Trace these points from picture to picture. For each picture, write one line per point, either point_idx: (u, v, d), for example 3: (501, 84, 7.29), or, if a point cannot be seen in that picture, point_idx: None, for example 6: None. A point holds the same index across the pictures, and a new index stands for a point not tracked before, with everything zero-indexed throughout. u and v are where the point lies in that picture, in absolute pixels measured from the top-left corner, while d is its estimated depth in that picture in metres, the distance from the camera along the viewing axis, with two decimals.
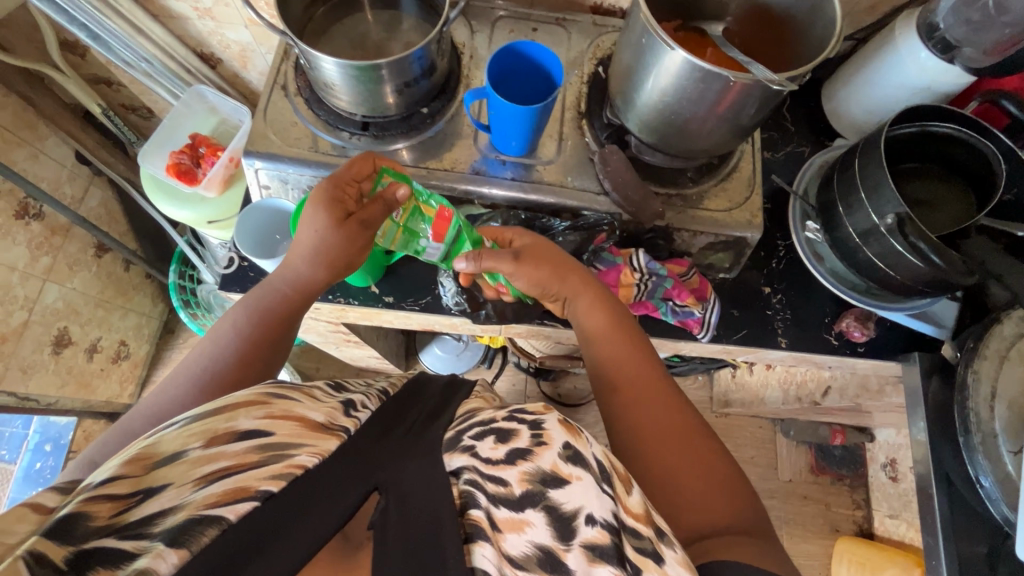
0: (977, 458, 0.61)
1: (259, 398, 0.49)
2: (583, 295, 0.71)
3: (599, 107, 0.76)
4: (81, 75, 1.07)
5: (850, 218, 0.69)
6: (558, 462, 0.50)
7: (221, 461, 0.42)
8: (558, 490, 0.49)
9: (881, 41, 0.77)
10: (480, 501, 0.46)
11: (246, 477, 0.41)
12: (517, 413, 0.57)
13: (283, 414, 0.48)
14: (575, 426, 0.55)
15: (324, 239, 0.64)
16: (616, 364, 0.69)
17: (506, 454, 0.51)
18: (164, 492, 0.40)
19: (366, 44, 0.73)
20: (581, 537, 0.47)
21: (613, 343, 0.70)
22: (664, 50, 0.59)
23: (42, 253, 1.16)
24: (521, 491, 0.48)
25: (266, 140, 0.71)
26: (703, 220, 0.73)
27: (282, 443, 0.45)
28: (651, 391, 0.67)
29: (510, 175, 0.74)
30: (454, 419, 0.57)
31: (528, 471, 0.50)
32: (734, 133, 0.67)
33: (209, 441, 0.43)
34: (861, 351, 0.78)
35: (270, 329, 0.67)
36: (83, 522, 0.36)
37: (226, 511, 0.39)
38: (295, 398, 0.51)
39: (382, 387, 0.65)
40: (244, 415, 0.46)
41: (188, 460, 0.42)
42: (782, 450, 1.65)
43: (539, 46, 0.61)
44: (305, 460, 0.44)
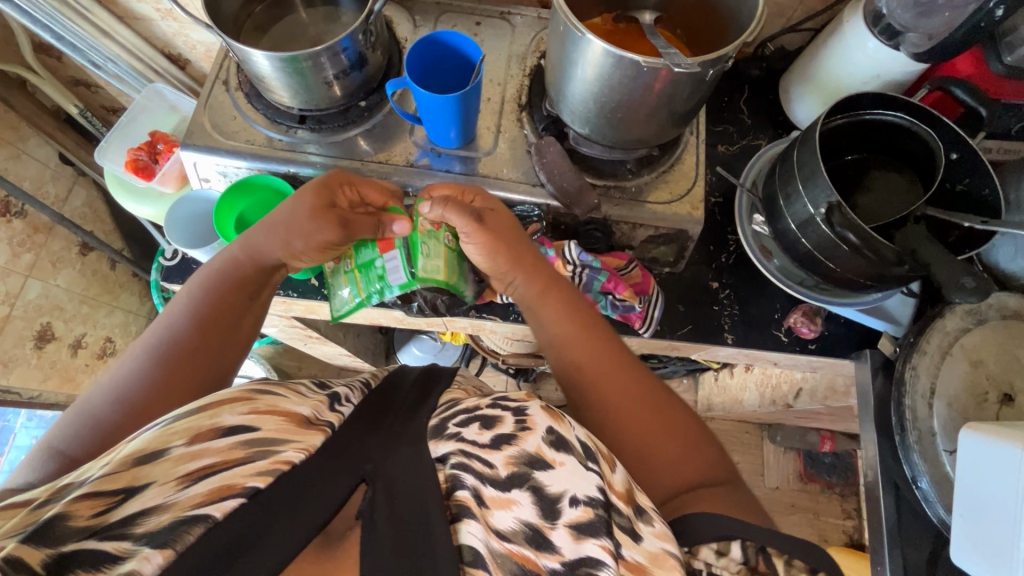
0: (913, 458, 0.59)
1: (242, 394, 0.49)
2: (533, 278, 0.68)
3: (540, 100, 0.76)
4: (60, 78, 1.11)
5: (789, 210, 0.66)
6: (542, 447, 0.50)
7: (205, 459, 0.43)
8: (544, 472, 0.49)
9: (831, 30, 0.75)
10: (466, 482, 0.47)
11: (231, 475, 0.42)
12: (499, 400, 0.55)
13: (267, 410, 0.48)
14: (559, 411, 0.54)
15: (297, 217, 0.64)
16: (581, 349, 0.66)
17: (492, 439, 0.50)
18: (147, 491, 0.41)
19: (305, 40, 0.74)
20: (566, 518, 0.47)
21: (571, 333, 0.67)
22: (580, 39, 0.59)
23: (24, 250, 1.20)
24: (506, 474, 0.48)
25: (204, 133, 0.72)
26: (644, 214, 0.72)
27: (267, 439, 0.46)
28: (612, 375, 0.64)
29: (449, 167, 0.74)
30: (436, 408, 0.55)
31: (513, 456, 0.49)
32: (668, 121, 0.66)
33: (192, 439, 0.44)
34: (811, 349, 0.75)
35: (231, 295, 0.65)
36: (61, 523, 0.37)
37: (212, 509, 0.40)
38: (279, 395, 0.51)
39: (363, 380, 0.65)
40: (228, 412, 0.47)
41: (172, 458, 0.42)
42: (769, 456, 1.60)
43: (461, 36, 0.61)
44: (292, 456, 0.45)
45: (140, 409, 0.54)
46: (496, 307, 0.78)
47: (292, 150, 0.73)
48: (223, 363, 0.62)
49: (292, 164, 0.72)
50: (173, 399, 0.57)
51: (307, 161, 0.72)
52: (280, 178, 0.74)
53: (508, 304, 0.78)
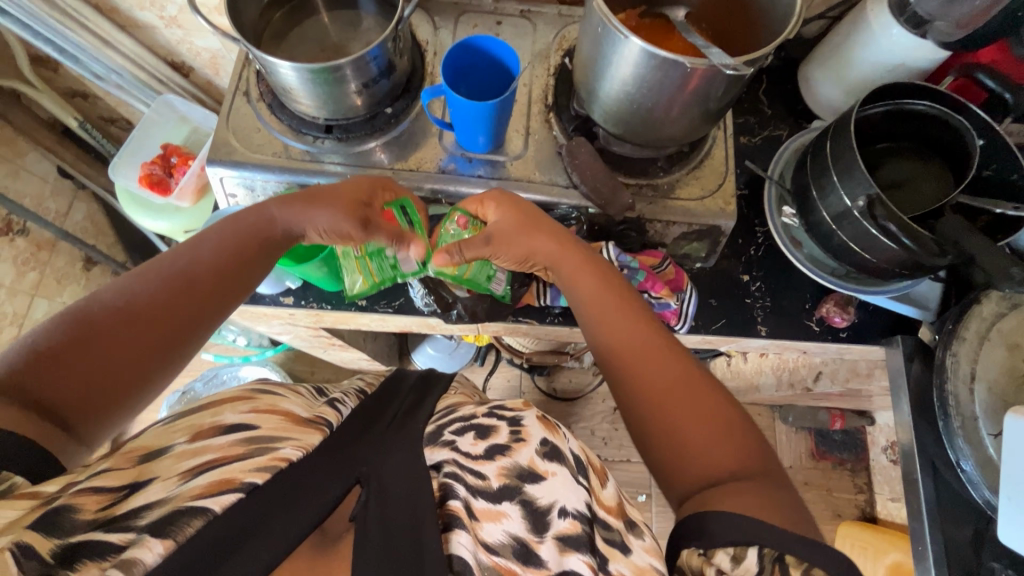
0: (957, 442, 0.61)
1: (241, 394, 0.53)
2: (566, 260, 0.67)
3: (566, 99, 0.75)
4: (57, 89, 1.07)
5: (823, 202, 0.67)
6: (535, 458, 0.57)
7: (206, 454, 0.44)
8: (533, 484, 0.54)
9: (855, 18, 0.75)
10: (457, 492, 0.50)
11: (230, 469, 0.43)
12: (495, 410, 0.64)
13: (267, 409, 0.52)
14: (552, 422, 0.63)
15: (329, 199, 0.63)
16: (614, 323, 0.64)
17: (485, 449, 0.56)
18: (150, 487, 0.41)
19: (326, 46, 0.72)
20: (554, 530, 0.51)
21: (605, 305, 0.65)
22: (620, 39, 0.58)
23: (28, 268, 1.17)
24: (498, 485, 0.53)
25: (229, 147, 0.71)
26: (676, 210, 0.72)
27: (265, 437, 0.48)
28: (647, 346, 0.61)
29: (479, 172, 0.73)
30: (434, 414, 0.63)
31: (505, 466, 0.55)
32: (701, 118, 0.66)
33: (193, 436, 0.46)
34: (843, 337, 0.77)
35: (248, 250, 0.61)
36: (71, 515, 0.38)
37: (211, 502, 0.40)
38: (278, 395, 0.56)
39: (359, 387, 0.72)
40: (229, 411, 0.50)
41: (173, 454, 0.44)
42: (781, 436, 1.63)
43: (497, 41, 0.60)
44: (289, 453, 0.47)
45: (127, 328, 0.51)
46: (532, 310, 0.79)
47: (319, 161, 0.71)
48: (216, 316, 0.58)
49: (323, 176, 0.71)
50: (161, 333, 0.53)
51: (324, 170, 0.71)
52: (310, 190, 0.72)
53: (544, 306, 0.78)
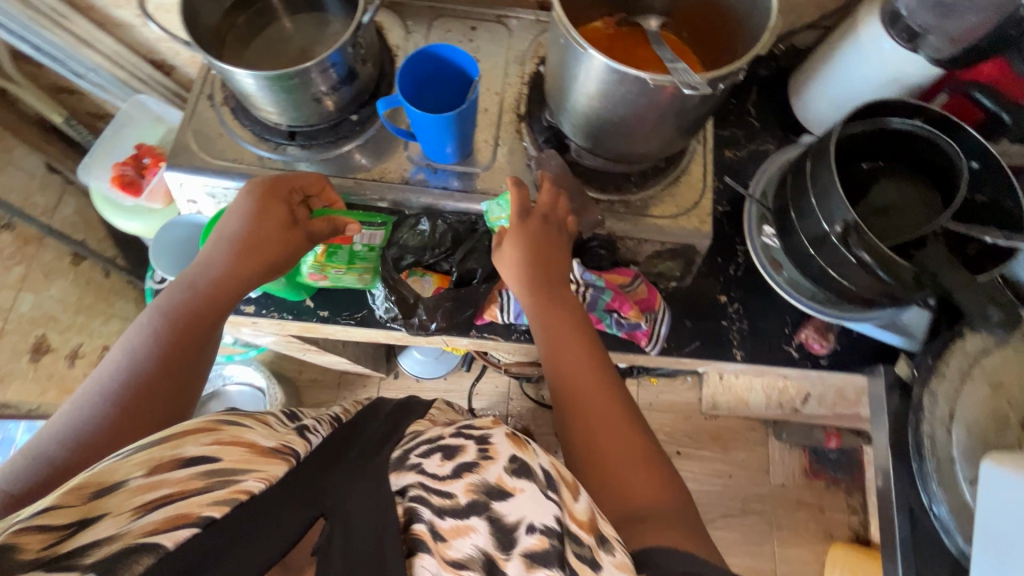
0: (931, 486, 0.58)
1: (208, 424, 0.45)
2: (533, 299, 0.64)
3: (539, 109, 0.72)
4: (41, 86, 1.07)
5: (801, 225, 0.64)
6: (503, 475, 0.47)
7: (162, 491, 0.38)
8: (501, 502, 0.45)
9: (846, 30, 0.71)
10: (423, 516, 0.44)
11: (188, 503, 0.38)
12: (463, 430, 0.53)
13: (231, 440, 0.43)
14: (524, 438, 0.52)
15: (257, 231, 0.62)
16: (567, 370, 0.62)
17: (453, 469, 0.48)
18: (100, 522, 0.36)
19: (291, 50, 0.70)
20: (521, 546, 0.43)
21: (564, 351, 0.63)
22: (582, 54, 0.55)
23: (14, 262, 1.17)
24: (466, 501, 0.45)
25: (189, 153, 0.69)
26: (648, 228, 0.69)
27: (229, 469, 0.41)
28: (595, 396, 0.60)
29: (444, 184, 0.71)
30: (401, 438, 0.53)
31: (474, 482, 0.46)
32: (673, 134, 0.63)
33: (151, 469, 0.40)
34: (822, 365, 0.73)
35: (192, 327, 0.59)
36: (10, 555, 0.33)
37: (164, 538, 0.35)
38: (246, 424, 0.46)
39: (335, 413, 0.61)
40: (191, 443, 0.42)
41: (127, 489, 0.38)
42: (774, 453, 1.58)
43: (455, 49, 0.58)
44: (253, 484, 0.40)
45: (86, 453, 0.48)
46: (498, 326, 0.76)
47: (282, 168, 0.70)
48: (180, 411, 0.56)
49: None
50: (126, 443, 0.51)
51: None
52: None
53: (509, 323, 0.76)
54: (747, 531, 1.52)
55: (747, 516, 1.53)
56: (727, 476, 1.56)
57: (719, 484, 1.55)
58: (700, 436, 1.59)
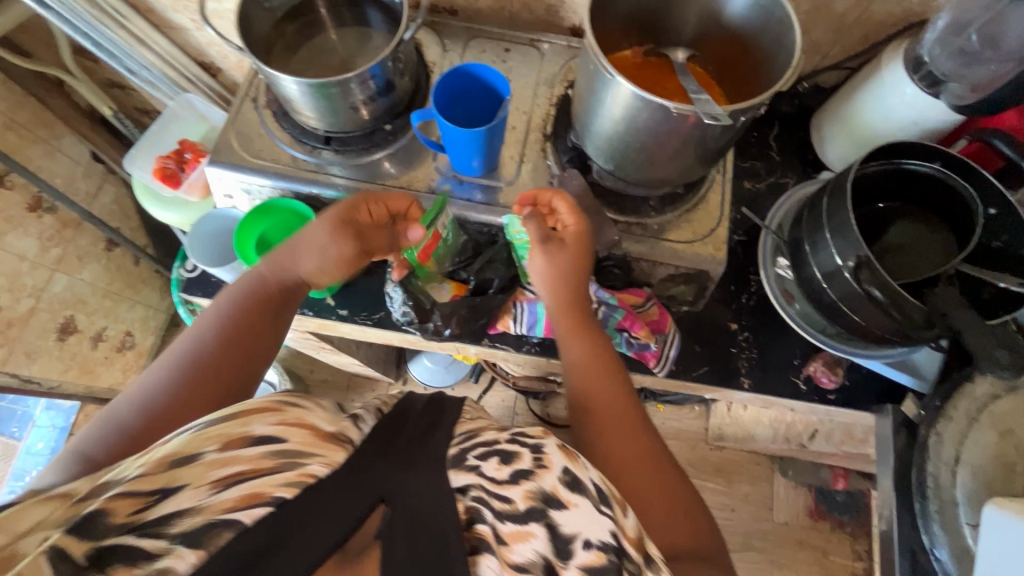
0: (933, 528, 0.58)
1: (270, 405, 0.50)
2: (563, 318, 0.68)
3: (565, 130, 0.75)
4: (96, 80, 1.13)
5: (815, 258, 0.65)
6: (559, 486, 0.50)
7: (235, 466, 0.45)
8: (557, 512, 0.49)
9: (869, 72, 0.73)
10: (485, 517, 0.48)
11: (260, 483, 0.44)
12: (518, 435, 0.54)
13: (294, 422, 0.49)
14: (575, 450, 0.53)
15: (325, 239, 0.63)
16: (593, 391, 0.65)
17: (510, 475, 0.50)
18: (181, 493, 0.43)
19: (334, 60, 0.74)
20: (579, 559, 0.47)
21: (591, 372, 0.66)
22: (609, 79, 0.58)
23: (52, 244, 1.23)
24: (524, 508, 0.49)
25: (231, 151, 0.73)
26: (664, 251, 0.71)
27: (293, 451, 0.47)
28: (619, 418, 0.63)
29: (469, 196, 0.73)
30: (455, 435, 0.53)
31: (531, 491, 0.50)
32: (693, 162, 0.65)
33: (223, 446, 0.46)
34: (830, 399, 0.74)
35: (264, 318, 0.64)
36: (103, 519, 0.41)
37: (242, 515, 0.43)
38: (305, 407, 0.52)
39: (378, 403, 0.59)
40: (259, 422, 0.48)
41: (203, 464, 0.45)
42: (779, 490, 1.55)
43: (489, 69, 0.61)
44: (317, 470, 0.46)
45: (153, 426, 0.54)
46: (509, 338, 0.79)
47: (316, 171, 0.73)
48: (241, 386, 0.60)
49: (315, 186, 0.73)
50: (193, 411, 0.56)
51: (319, 180, 0.73)
52: (303, 198, 0.74)
53: (520, 335, 0.78)
54: (746, 568, 1.48)
55: (748, 553, 1.50)
56: (730, 510, 1.54)
57: (721, 518, 1.52)
58: (705, 466, 1.57)
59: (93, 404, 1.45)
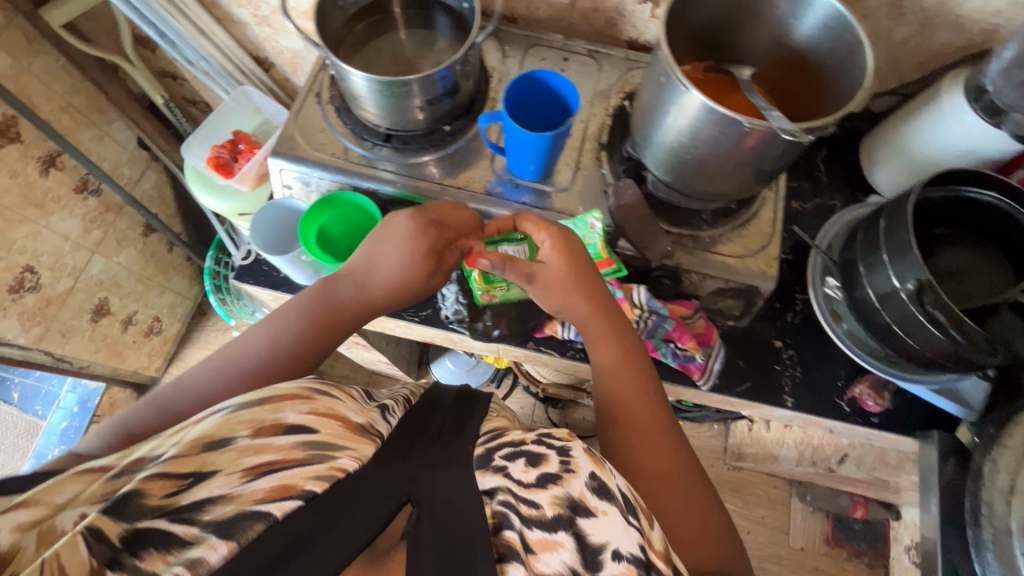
0: (986, 555, 0.59)
1: (303, 391, 0.51)
2: (594, 324, 0.69)
3: (620, 140, 0.76)
4: (151, 69, 1.16)
5: (870, 280, 0.65)
6: (586, 492, 0.50)
7: (267, 455, 0.45)
8: (586, 520, 0.49)
9: (927, 99, 0.74)
10: (513, 523, 0.47)
11: (291, 475, 0.44)
12: (545, 437, 0.55)
13: (325, 412, 0.50)
14: (601, 455, 0.54)
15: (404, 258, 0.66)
16: (623, 401, 0.66)
17: (538, 478, 0.51)
18: (214, 479, 0.43)
19: (399, 60, 0.76)
20: (609, 571, 0.46)
21: (621, 379, 0.67)
22: (681, 91, 0.59)
23: (94, 226, 1.24)
24: (552, 515, 0.49)
25: (294, 144, 0.75)
26: (714, 264, 0.71)
27: (325, 443, 0.47)
28: (649, 429, 0.64)
29: (523, 200, 0.74)
30: (481, 434, 0.54)
31: (559, 496, 0.50)
32: (750, 179, 0.65)
33: (255, 432, 0.46)
34: (874, 422, 0.73)
35: (334, 335, 0.67)
36: (138, 500, 0.40)
37: (273, 507, 0.42)
38: (336, 397, 0.53)
39: (404, 395, 0.65)
40: (290, 410, 0.49)
41: (235, 450, 0.45)
42: (796, 515, 1.53)
43: (559, 76, 0.61)
44: (347, 464, 0.46)
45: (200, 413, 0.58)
46: (554, 341, 0.79)
47: (373, 167, 0.75)
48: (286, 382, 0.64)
49: (374, 182, 0.74)
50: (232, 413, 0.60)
51: (375, 176, 0.74)
52: (361, 193, 0.76)
53: (566, 340, 0.79)
54: None
55: None
56: (745, 531, 1.52)
57: None
58: (721, 486, 1.56)
59: (117, 386, 1.47)
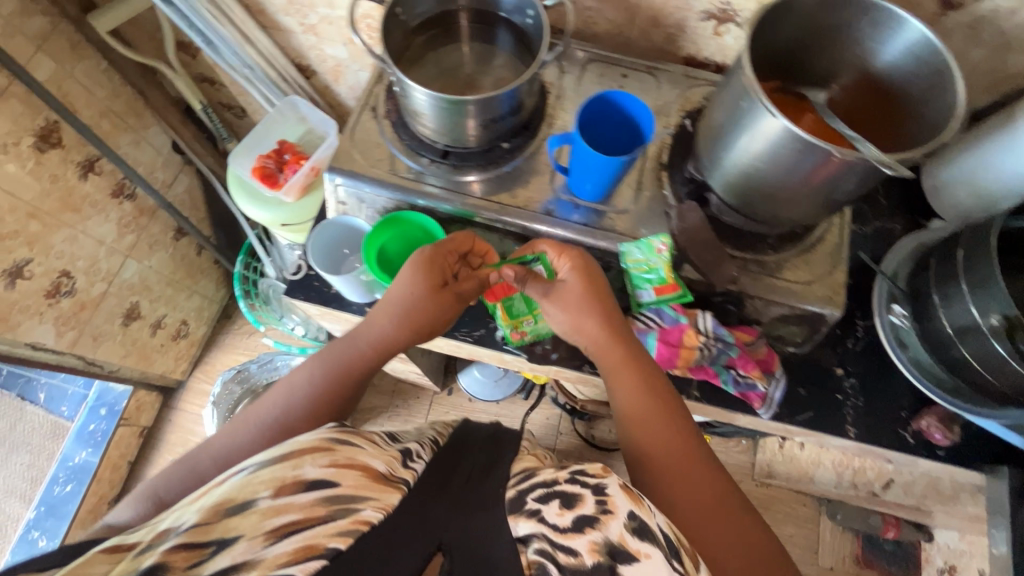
0: None
1: (322, 443, 0.51)
2: (615, 359, 0.68)
3: (682, 160, 0.74)
4: (190, 74, 1.15)
5: (945, 312, 0.64)
6: (626, 535, 0.49)
7: (289, 515, 0.46)
8: (628, 566, 0.48)
9: (999, 121, 0.70)
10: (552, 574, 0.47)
11: (314, 534, 0.45)
12: (578, 475, 0.55)
13: (347, 463, 0.50)
14: (637, 491, 0.54)
15: (416, 299, 0.69)
16: (654, 440, 0.65)
17: (573, 521, 0.50)
18: (236, 544, 0.44)
19: (458, 75, 0.74)
20: None
21: (648, 418, 0.66)
22: (762, 116, 0.57)
23: (128, 231, 1.23)
24: (592, 562, 0.47)
25: (350, 159, 0.73)
26: (780, 291, 0.69)
27: (346, 496, 0.48)
28: (686, 467, 0.62)
29: (578, 219, 0.72)
30: (512, 475, 0.56)
31: (597, 542, 0.49)
32: (823, 207, 0.63)
33: (277, 490, 0.47)
34: (940, 455, 0.72)
35: (351, 383, 0.68)
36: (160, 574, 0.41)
37: (297, 570, 0.43)
38: (356, 444, 0.53)
39: (432, 436, 0.66)
40: (309, 463, 0.49)
41: (258, 511, 0.45)
42: (824, 533, 1.51)
43: (632, 97, 0.60)
44: (370, 515, 0.47)
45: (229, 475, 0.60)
46: None
47: (419, 182, 0.73)
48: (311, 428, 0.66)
49: (429, 199, 0.73)
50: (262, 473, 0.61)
51: (425, 193, 0.73)
52: (417, 210, 0.75)
53: None
54: None
55: None
56: None
57: None
58: None
59: (144, 389, 1.46)
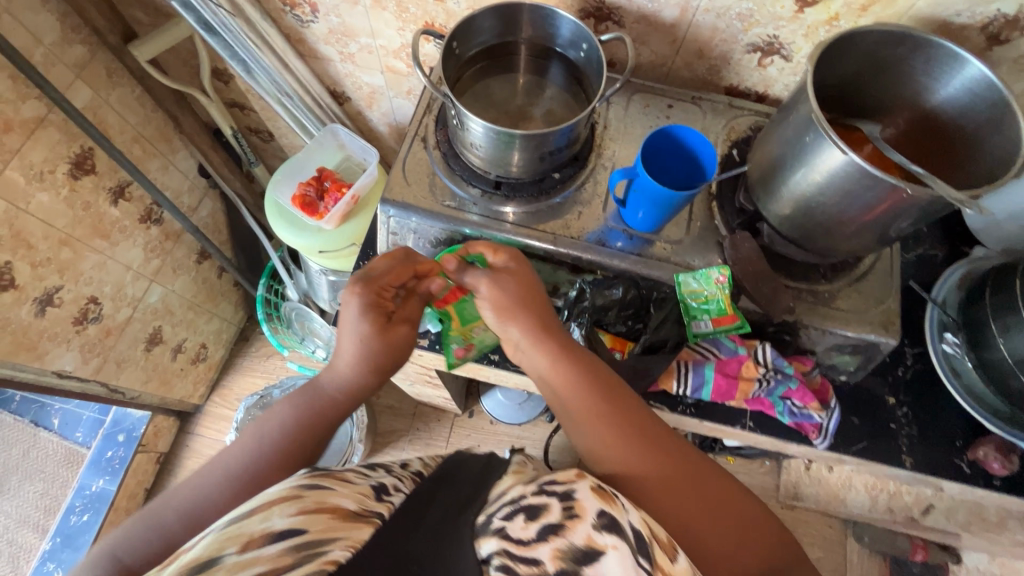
0: None
1: (291, 492, 0.45)
2: (563, 372, 0.65)
3: (731, 190, 0.75)
4: (221, 99, 1.15)
5: (1005, 342, 0.64)
6: (591, 534, 0.45)
7: (255, 568, 0.38)
8: (592, 566, 0.43)
9: None
10: None
11: None
12: (546, 485, 0.52)
13: (316, 508, 0.44)
14: (608, 490, 0.51)
15: (367, 315, 0.66)
16: (627, 456, 0.59)
17: (537, 532, 0.47)
18: None
19: (508, 107, 0.75)
20: None
21: (611, 432, 0.61)
22: (826, 149, 0.57)
23: (154, 255, 1.23)
24: (553, 569, 0.43)
25: (401, 189, 0.73)
26: (835, 321, 0.69)
27: (315, 540, 0.41)
28: (663, 467, 0.58)
29: (621, 245, 0.72)
30: (487, 504, 0.53)
31: (561, 548, 0.45)
32: (880, 241, 0.63)
33: (243, 546, 0.40)
34: (997, 485, 0.71)
35: (317, 417, 0.62)
36: None
37: None
38: (327, 487, 0.47)
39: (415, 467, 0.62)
40: (278, 514, 0.43)
41: (223, 568, 0.38)
42: (853, 556, 1.48)
43: (696, 133, 0.62)
44: (339, 555, 0.40)
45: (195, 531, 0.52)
46: (664, 395, 0.77)
47: (461, 210, 0.73)
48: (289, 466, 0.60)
49: (476, 229, 0.72)
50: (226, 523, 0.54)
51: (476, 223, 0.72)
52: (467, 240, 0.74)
53: (678, 394, 0.76)
54: None
55: None
56: None
57: None
58: None
59: (162, 414, 1.43)
